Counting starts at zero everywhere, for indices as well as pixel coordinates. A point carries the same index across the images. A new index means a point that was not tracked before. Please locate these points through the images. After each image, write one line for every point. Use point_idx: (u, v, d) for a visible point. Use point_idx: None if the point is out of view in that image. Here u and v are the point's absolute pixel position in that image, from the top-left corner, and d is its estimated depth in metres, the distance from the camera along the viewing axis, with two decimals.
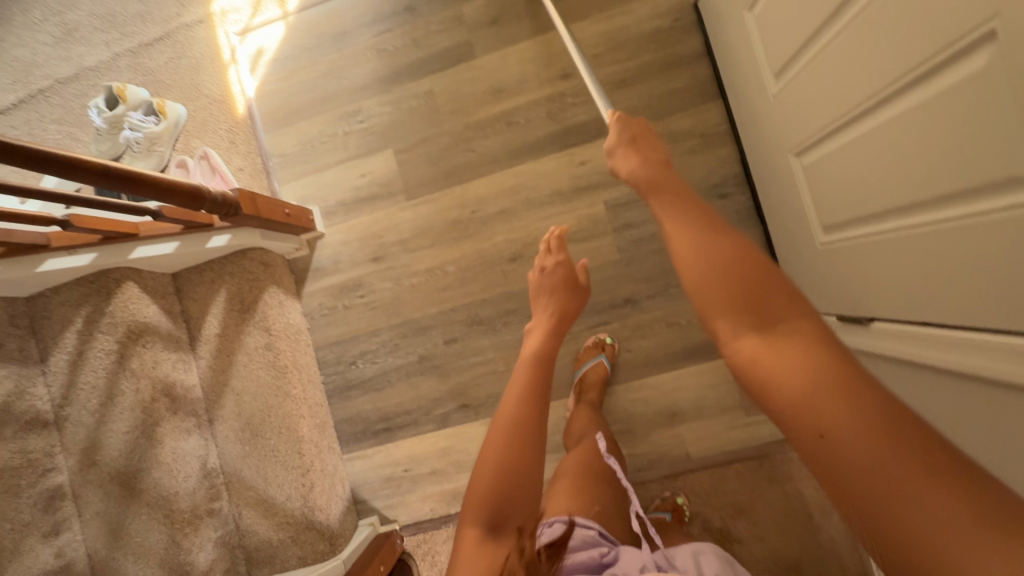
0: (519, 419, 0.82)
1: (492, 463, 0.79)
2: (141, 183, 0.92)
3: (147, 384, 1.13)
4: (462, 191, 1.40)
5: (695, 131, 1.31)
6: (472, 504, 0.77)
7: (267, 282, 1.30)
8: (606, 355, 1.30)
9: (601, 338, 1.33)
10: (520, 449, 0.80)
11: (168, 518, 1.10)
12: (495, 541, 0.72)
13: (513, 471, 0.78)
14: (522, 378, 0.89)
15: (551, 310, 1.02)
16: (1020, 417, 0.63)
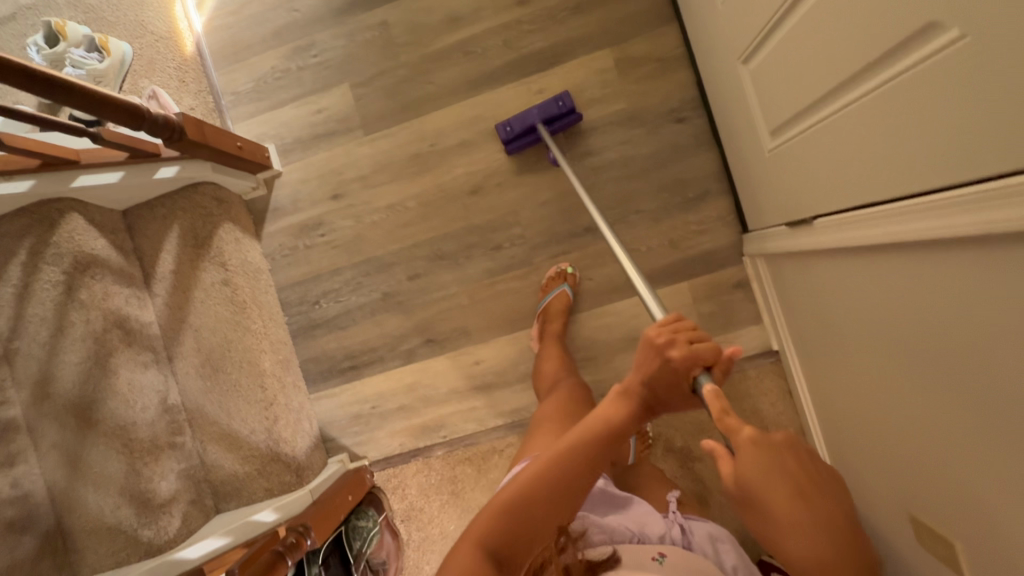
0: (567, 492, 0.73)
1: (522, 490, 0.73)
2: (78, 92, 0.88)
3: (98, 315, 1.12)
4: (421, 124, 1.38)
5: (651, 55, 1.31)
6: (479, 524, 0.72)
7: (221, 218, 1.28)
8: (568, 285, 1.30)
9: (562, 268, 1.32)
10: (546, 512, 0.72)
11: (127, 448, 1.10)
12: (503, 563, 0.70)
13: (542, 518, 0.72)
14: (588, 442, 0.76)
15: (650, 347, 0.74)
16: (955, 272, 0.66)
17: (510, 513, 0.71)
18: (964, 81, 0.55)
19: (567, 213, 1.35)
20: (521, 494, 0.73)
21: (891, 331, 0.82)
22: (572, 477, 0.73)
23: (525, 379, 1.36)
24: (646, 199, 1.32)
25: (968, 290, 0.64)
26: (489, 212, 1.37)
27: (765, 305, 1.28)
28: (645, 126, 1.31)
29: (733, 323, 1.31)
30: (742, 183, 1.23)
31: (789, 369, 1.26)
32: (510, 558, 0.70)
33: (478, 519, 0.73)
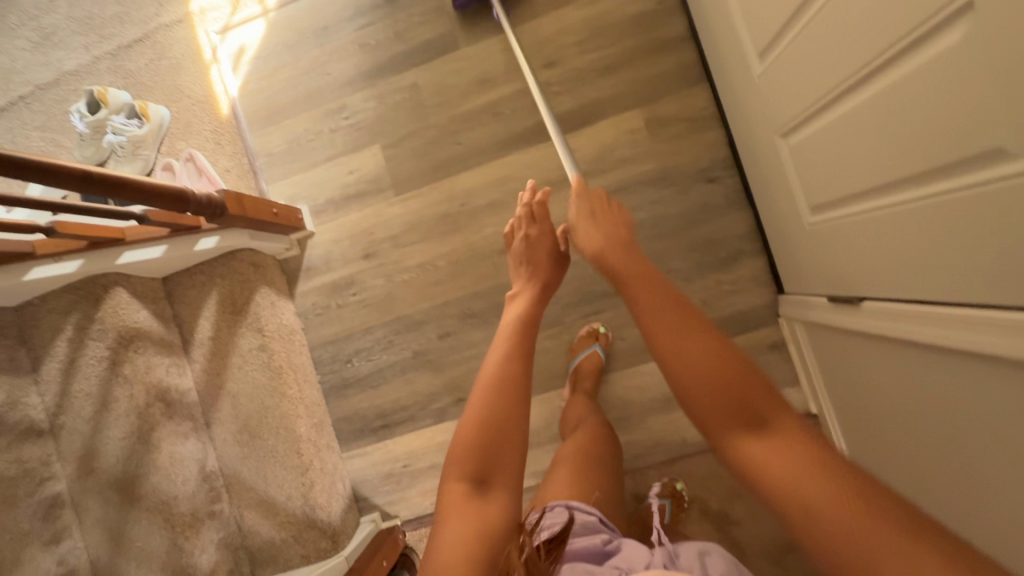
0: (500, 394, 0.75)
1: (483, 416, 0.73)
2: (126, 186, 0.91)
3: (141, 389, 1.14)
4: (451, 184, 1.40)
5: (682, 116, 1.31)
6: (456, 454, 0.73)
7: (258, 283, 1.30)
8: (600, 344, 1.31)
9: (595, 327, 1.33)
10: (510, 423, 0.74)
11: (168, 522, 1.11)
12: (481, 499, 0.69)
13: (496, 435, 0.73)
14: (506, 345, 0.81)
15: (529, 278, 0.97)
16: (1008, 391, 0.64)
17: (475, 439, 0.73)
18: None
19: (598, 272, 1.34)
20: (474, 418, 0.74)
21: (936, 428, 0.79)
22: (497, 406, 0.74)
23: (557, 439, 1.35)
24: (679, 259, 1.31)
25: (1016, 414, 0.62)
26: None
27: (802, 367, 1.26)
28: (676, 186, 1.31)
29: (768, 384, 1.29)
30: (777, 247, 1.21)
31: (829, 434, 1.23)
32: (494, 475, 0.71)
33: (456, 449, 0.73)
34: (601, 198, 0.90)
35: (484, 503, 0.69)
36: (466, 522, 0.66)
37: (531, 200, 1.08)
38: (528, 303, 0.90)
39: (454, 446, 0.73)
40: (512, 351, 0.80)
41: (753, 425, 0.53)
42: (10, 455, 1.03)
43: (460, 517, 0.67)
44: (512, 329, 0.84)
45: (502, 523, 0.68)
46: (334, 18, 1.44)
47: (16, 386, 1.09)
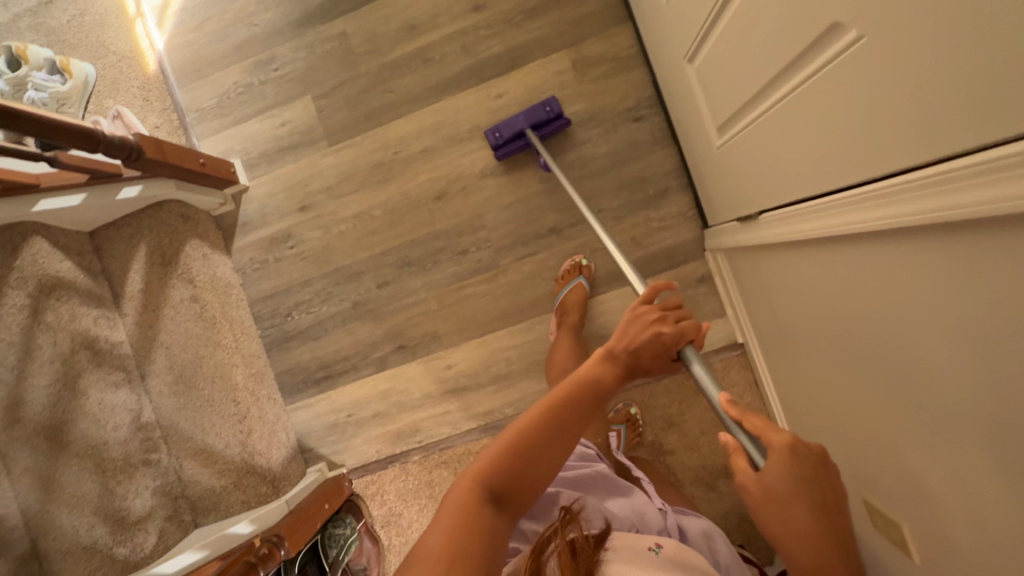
0: (549, 420, 0.73)
1: (514, 444, 0.71)
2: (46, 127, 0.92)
3: (65, 338, 1.14)
4: (383, 133, 1.40)
5: (607, 56, 1.32)
6: (480, 469, 0.69)
7: (188, 235, 1.30)
8: (584, 277, 1.30)
9: (578, 260, 1.32)
10: (540, 461, 0.71)
11: (99, 467, 1.11)
12: (496, 513, 0.67)
13: (533, 456, 0.71)
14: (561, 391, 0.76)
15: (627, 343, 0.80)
16: (877, 262, 0.69)
17: (504, 460, 0.70)
18: (878, 79, 0.56)
19: (532, 215, 1.36)
20: (512, 458, 0.70)
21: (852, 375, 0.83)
22: (545, 432, 0.72)
23: (497, 380, 1.38)
24: (608, 198, 1.33)
25: (901, 286, 0.64)
26: (455, 218, 1.38)
27: (727, 298, 1.29)
28: (603, 126, 1.33)
29: (698, 318, 1.32)
30: (698, 179, 1.24)
31: (754, 361, 1.27)
32: (510, 498, 0.69)
33: (476, 467, 0.70)
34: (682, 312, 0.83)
35: (485, 525, 0.65)
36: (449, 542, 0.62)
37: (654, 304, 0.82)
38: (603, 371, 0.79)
39: (478, 466, 0.70)
40: (577, 403, 0.75)
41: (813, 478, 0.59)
42: None
43: (461, 520, 0.64)
44: (583, 384, 0.77)
45: (502, 546, 0.65)
46: None
47: None
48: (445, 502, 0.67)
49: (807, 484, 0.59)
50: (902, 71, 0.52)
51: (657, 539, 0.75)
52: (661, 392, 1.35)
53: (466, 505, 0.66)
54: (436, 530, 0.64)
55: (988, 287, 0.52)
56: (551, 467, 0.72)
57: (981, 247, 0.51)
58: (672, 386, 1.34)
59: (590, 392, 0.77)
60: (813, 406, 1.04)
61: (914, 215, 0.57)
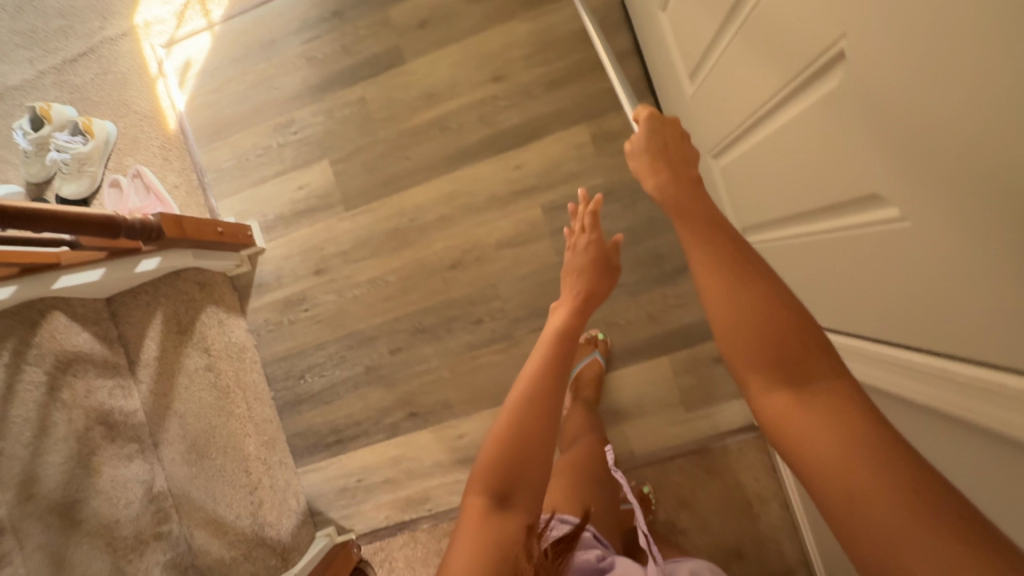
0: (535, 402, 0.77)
1: (503, 427, 0.76)
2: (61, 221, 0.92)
3: (81, 414, 1.14)
4: (399, 200, 1.39)
5: (627, 131, 1.31)
6: (480, 472, 0.74)
7: (204, 302, 1.29)
8: (599, 351, 1.31)
9: (593, 334, 1.33)
10: (533, 462, 0.74)
11: (111, 545, 1.11)
12: (501, 514, 0.69)
13: (523, 446, 0.74)
14: (542, 355, 0.84)
15: (580, 290, 0.96)
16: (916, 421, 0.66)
17: (500, 462, 0.73)
18: (918, 265, 0.54)
19: (547, 287, 1.35)
20: (509, 408, 0.77)
21: None
22: (534, 428, 0.75)
23: None
24: (626, 273, 1.32)
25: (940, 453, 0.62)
26: (469, 287, 1.38)
27: None
28: (622, 201, 1.32)
29: (714, 397, 1.30)
30: None
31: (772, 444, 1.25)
32: (514, 495, 0.71)
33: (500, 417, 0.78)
34: (675, 123, 0.77)
35: (506, 524, 0.68)
36: (477, 544, 0.67)
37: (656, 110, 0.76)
38: (568, 319, 0.91)
39: (495, 442, 0.75)
40: (541, 386, 0.79)
41: (791, 378, 0.49)
42: None
43: (474, 538, 0.67)
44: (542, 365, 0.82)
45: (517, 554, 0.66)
46: (281, 31, 1.42)
47: None
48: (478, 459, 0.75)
49: (758, 356, 0.52)
50: (942, 267, 0.51)
51: None
52: (673, 471, 1.32)
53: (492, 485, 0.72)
54: (472, 498, 0.72)
55: (1011, 495, 0.51)
56: (537, 466, 0.74)
57: (1006, 459, 0.50)
58: (685, 465, 1.32)
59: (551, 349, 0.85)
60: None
61: (953, 404, 0.55)
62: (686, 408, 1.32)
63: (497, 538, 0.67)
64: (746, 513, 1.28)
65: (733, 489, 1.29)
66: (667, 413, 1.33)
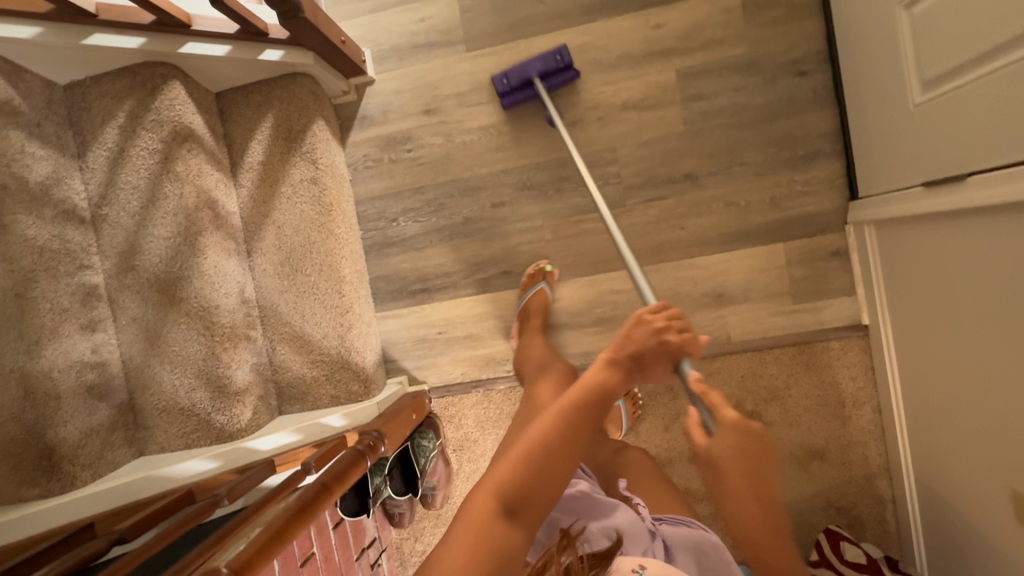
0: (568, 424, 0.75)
1: (547, 449, 0.73)
2: None
3: (191, 192, 1.06)
4: (526, 45, 1.32)
5: (781, 1, 1.24)
6: (495, 478, 0.71)
7: (315, 113, 1.23)
8: (546, 283, 1.30)
9: (540, 265, 1.32)
10: (545, 487, 0.71)
11: (208, 330, 1.06)
12: (508, 525, 0.68)
13: (541, 461, 0.72)
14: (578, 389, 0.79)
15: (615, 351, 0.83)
16: None
17: (513, 478, 0.71)
18: None
19: (668, 157, 1.29)
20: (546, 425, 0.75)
21: None
22: (554, 454, 0.72)
23: (601, 323, 1.34)
24: (755, 152, 1.26)
25: None
26: (586, 147, 1.32)
27: (862, 277, 1.23)
28: (763, 74, 1.25)
29: (825, 291, 1.27)
30: (864, 145, 1.17)
31: (880, 344, 1.21)
32: (523, 509, 0.70)
33: (540, 424, 0.75)
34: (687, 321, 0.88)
35: (512, 533, 0.68)
36: (479, 541, 0.66)
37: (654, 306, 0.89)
38: (607, 370, 0.81)
39: (510, 459, 0.72)
40: (570, 419, 0.75)
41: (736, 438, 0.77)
42: (53, 229, 0.96)
43: (475, 539, 0.66)
44: (581, 415, 0.76)
45: (510, 563, 0.66)
46: None
47: (60, 164, 1.01)
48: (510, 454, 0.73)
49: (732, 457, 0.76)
50: None
51: (640, 562, 0.75)
52: (769, 361, 1.29)
53: (543, 435, 0.74)
54: (501, 472, 0.71)
55: None
56: (547, 489, 0.71)
57: None
58: (782, 356, 1.28)
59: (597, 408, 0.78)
60: (978, 396, 0.95)
61: None
62: (793, 299, 1.27)
63: (498, 543, 0.66)
64: (838, 412, 1.26)
65: (827, 387, 1.27)
66: (772, 303, 1.28)
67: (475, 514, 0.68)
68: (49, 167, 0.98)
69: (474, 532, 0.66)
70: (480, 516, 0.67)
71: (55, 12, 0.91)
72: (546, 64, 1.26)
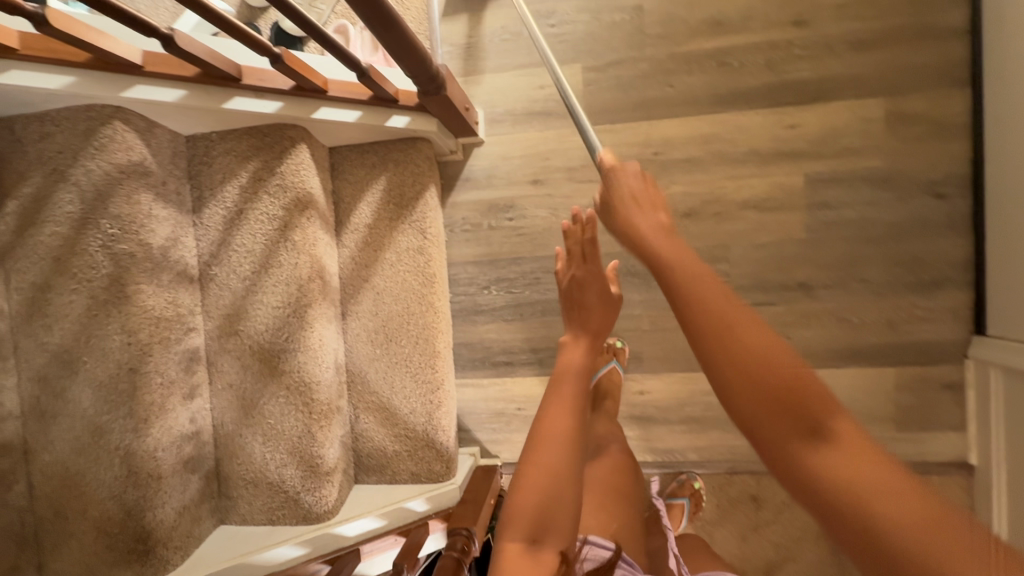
0: (567, 437, 0.68)
1: (549, 468, 0.66)
2: (394, 27, 0.79)
3: (306, 261, 1.01)
4: (648, 127, 1.27)
5: (927, 118, 1.18)
6: (514, 517, 0.66)
7: (429, 179, 1.18)
8: (618, 360, 1.24)
9: (613, 342, 1.27)
10: (559, 504, 0.66)
11: (306, 406, 1.02)
12: (534, 555, 0.65)
13: (555, 483, 0.66)
14: (568, 390, 0.73)
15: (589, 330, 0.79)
16: None
17: (529, 514, 0.66)
18: None
19: (783, 263, 1.24)
20: (543, 446, 0.68)
21: None
22: (560, 469, 0.66)
23: (689, 422, 1.29)
24: (875, 270, 1.22)
25: None
26: (697, 240, 1.26)
27: (975, 416, 1.18)
28: (897, 192, 1.20)
29: (930, 421, 1.21)
30: (999, 285, 1.11)
31: (986, 489, 1.16)
32: (543, 532, 0.66)
33: (539, 439, 0.69)
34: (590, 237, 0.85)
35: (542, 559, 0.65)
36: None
37: (568, 231, 0.86)
38: (574, 362, 0.75)
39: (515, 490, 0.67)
40: (562, 425, 0.69)
41: None
42: (168, 294, 0.92)
43: None
44: (565, 413, 0.70)
45: None
46: None
47: (178, 222, 0.97)
48: (517, 480, 0.67)
49: None
50: None
51: None
52: None
53: (544, 452, 0.67)
54: (518, 504, 0.66)
55: None
56: (562, 505, 0.66)
57: None
58: None
59: (577, 393, 0.73)
60: None
61: None
62: (897, 425, 1.22)
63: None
64: None
65: None
66: (873, 426, 1.23)
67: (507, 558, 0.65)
68: (170, 228, 0.94)
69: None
70: (514, 559, 0.64)
71: (201, 76, 0.85)
72: None
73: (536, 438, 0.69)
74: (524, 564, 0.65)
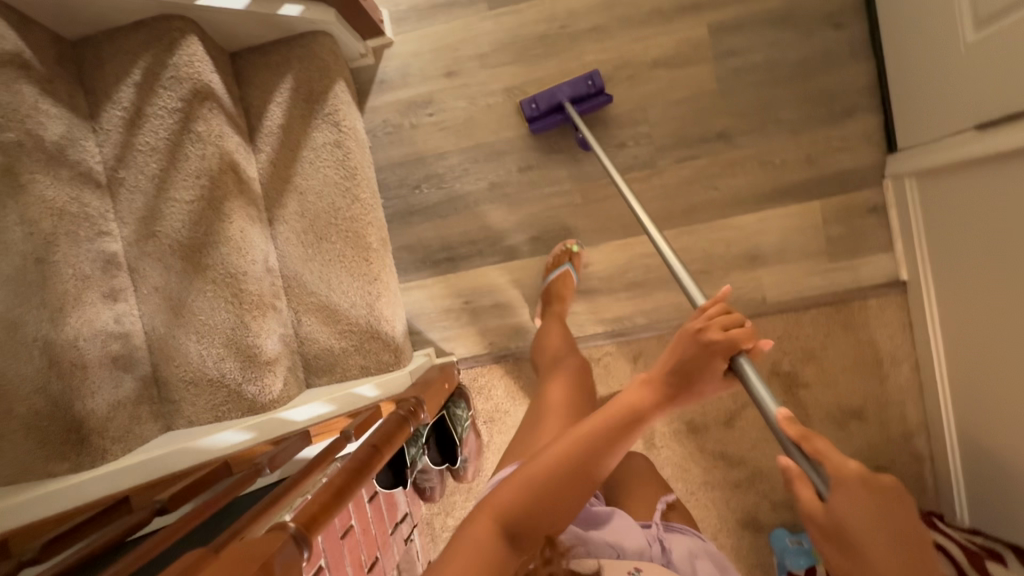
0: (588, 463, 0.69)
1: (559, 464, 0.68)
2: None
3: (213, 152, 1.01)
4: (551, 2, 1.28)
5: None
6: (504, 499, 0.66)
7: (336, 73, 1.17)
8: (572, 263, 1.25)
9: (568, 245, 1.27)
10: (560, 504, 0.67)
11: (236, 298, 1.02)
12: (508, 546, 0.64)
13: (562, 480, 0.67)
14: (622, 403, 0.73)
15: (670, 369, 0.74)
16: None
17: (523, 493, 0.66)
18: None
19: (701, 115, 1.26)
20: (570, 443, 0.70)
21: None
22: (562, 481, 0.67)
23: (633, 288, 1.31)
24: (789, 109, 1.24)
25: None
26: (615, 107, 1.27)
27: (900, 233, 1.21)
28: (798, 28, 1.22)
29: (861, 247, 1.24)
30: (903, 97, 1.15)
31: (920, 301, 1.19)
32: (523, 530, 0.66)
33: (568, 443, 0.70)
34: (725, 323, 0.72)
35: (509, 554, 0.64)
36: (481, 548, 0.62)
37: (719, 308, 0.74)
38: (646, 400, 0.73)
39: (524, 478, 0.68)
40: (597, 447, 0.70)
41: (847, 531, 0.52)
42: (70, 191, 0.92)
43: (478, 549, 0.62)
44: (600, 440, 0.71)
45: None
46: None
47: (74, 124, 0.96)
48: (535, 463, 0.69)
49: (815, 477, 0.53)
50: None
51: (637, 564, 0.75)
52: (806, 321, 1.26)
53: (562, 460, 0.68)
54: (504, 493, 0.67)
55: None
56: (553, 511, 0.67)
57: None
58: (818, 316, 1.26)
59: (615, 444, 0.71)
60: None
61: None
62: (830, 257, 1.25)
63: (498, 554, 0.63)
64: (875, 371, 1.24)
65: (864, 346, 1.25)
66: (807, 262, 1.26)
67: (479, 526, 0.64)
68: (63, 127, 0.93)
69: (472, 543, 0.63)
70: (483, 538, 0.63)
71: None
72: (575, 89, 1.22)
73: (565, 440, 0.71)
74: (487, 543, 0.63)
